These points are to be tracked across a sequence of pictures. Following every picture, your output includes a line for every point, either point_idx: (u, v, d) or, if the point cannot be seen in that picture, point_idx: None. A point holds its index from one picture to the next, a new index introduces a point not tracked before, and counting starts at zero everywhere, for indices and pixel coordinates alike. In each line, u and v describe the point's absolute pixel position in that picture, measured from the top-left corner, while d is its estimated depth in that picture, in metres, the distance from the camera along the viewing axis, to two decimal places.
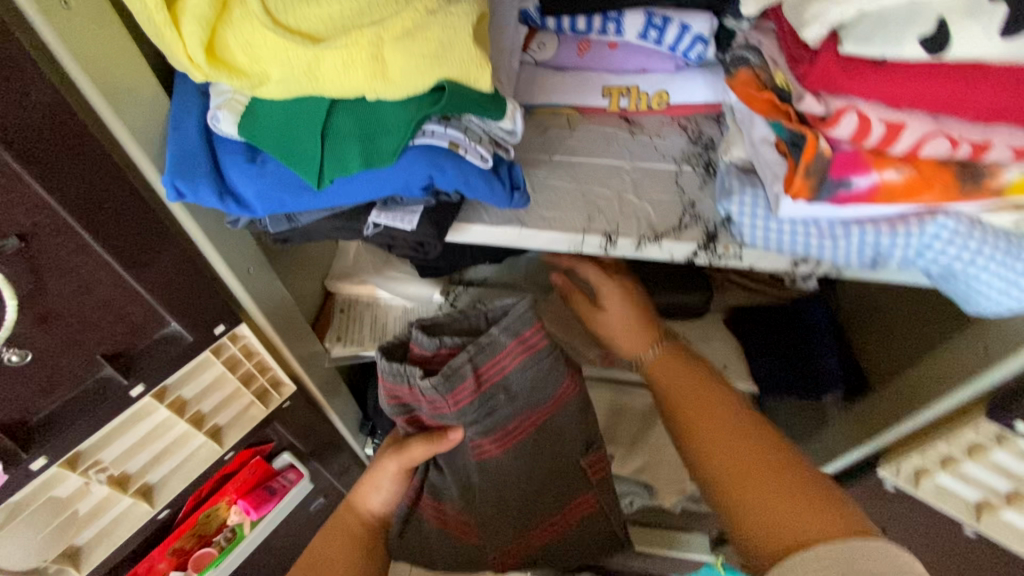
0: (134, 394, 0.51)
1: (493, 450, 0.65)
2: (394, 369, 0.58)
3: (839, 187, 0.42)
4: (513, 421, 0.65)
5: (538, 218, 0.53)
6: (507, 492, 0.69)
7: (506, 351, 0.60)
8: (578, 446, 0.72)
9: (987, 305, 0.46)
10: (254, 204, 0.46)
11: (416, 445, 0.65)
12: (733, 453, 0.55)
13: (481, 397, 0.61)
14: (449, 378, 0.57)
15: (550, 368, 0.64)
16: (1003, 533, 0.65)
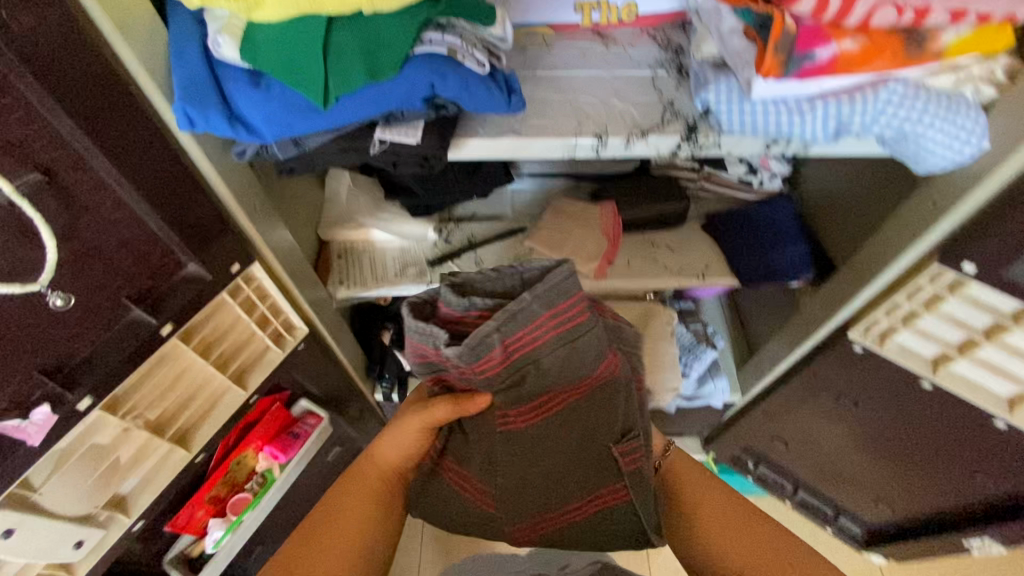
0: (164, 333, 0.53)
1: (526, 418, 0.61)
2: (420, 329, 0.56)
3: (804, 60, 0.47)
4: (542, 396, 0.61)
5: (532, 127, 0.56)
6: (533, 465, 0.61)
7: (539, 321, 0.57)
8: (612, 428, 0.62)
9: (934, 161, 0.53)
10: (262, 128, 0.47)
11: (442, 403, 0.62)
12: None
13: (510, 368, 0.58)
14: (475, 347, 0.54)
15: (587, 346, 0.61)
16: (965, 388, 0.68)
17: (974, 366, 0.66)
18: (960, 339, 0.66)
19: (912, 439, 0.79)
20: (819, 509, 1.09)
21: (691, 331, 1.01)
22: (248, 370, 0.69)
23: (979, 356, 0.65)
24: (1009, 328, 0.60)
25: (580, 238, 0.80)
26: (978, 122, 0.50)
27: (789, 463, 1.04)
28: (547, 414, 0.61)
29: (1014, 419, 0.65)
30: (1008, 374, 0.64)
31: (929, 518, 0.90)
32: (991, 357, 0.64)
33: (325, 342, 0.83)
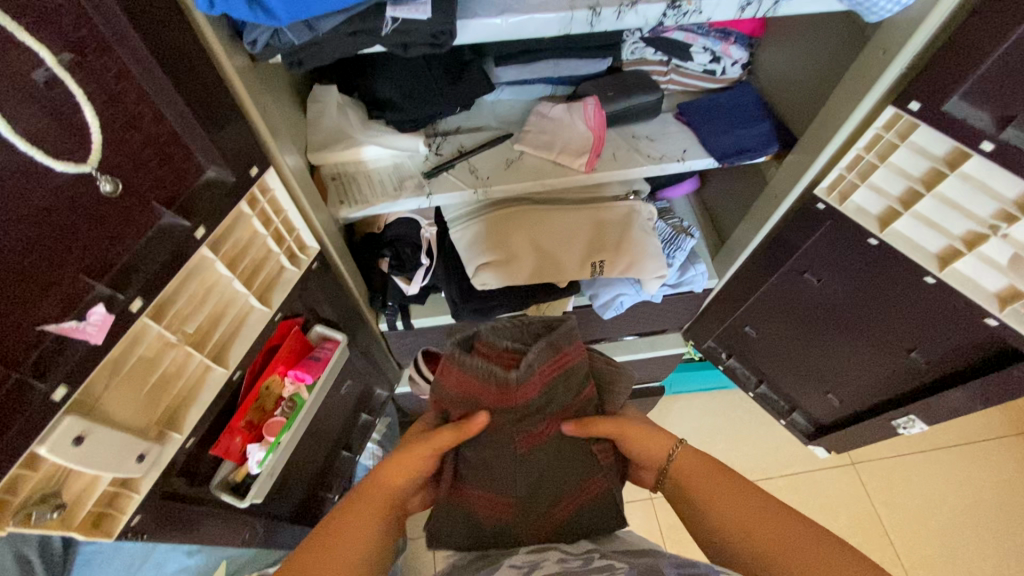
0: (198, 236, 0.54)
1: (535, 437, 0.58)
2: (467, 364, 0.56)
3: None
4: (542, 421, 0.58)
5: (527, 5, 0.59)
6: (532, 475, 0.59)
7: (569, 350, 0.59)
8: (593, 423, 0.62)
9: (885, 6, 0.60)
10: (277, 10, 0.47)
11: (448, 430, 0.57)
12: (748, 517, 0.51)
13: (546, 389, 0.57)
14: (527, 368, 0.55)
15: (580, 367, 0.60)
16: (904, 242, 0.72)
17: (912, 220, 0.71)
18: (901, 191, 0.71)
19: (855, 316, 0.85)
20: (777, 403, 1.17)
21: (670, 225, 1.06)
22: (269, 289, 0.70)
23: (916, 209, 0.70)
24: (944, 173, 0.65)
25: (566, 137, 0.85)
26: None
27: (755, 354, 1.11)
28: (551, 431, 0.59)
29: (941, 272, 0.69)
30: (942, 229, 0.68)
31: (868, 404, 0.98)
32: (926, 209, 0.69)
33: (332, 266, 0.84)
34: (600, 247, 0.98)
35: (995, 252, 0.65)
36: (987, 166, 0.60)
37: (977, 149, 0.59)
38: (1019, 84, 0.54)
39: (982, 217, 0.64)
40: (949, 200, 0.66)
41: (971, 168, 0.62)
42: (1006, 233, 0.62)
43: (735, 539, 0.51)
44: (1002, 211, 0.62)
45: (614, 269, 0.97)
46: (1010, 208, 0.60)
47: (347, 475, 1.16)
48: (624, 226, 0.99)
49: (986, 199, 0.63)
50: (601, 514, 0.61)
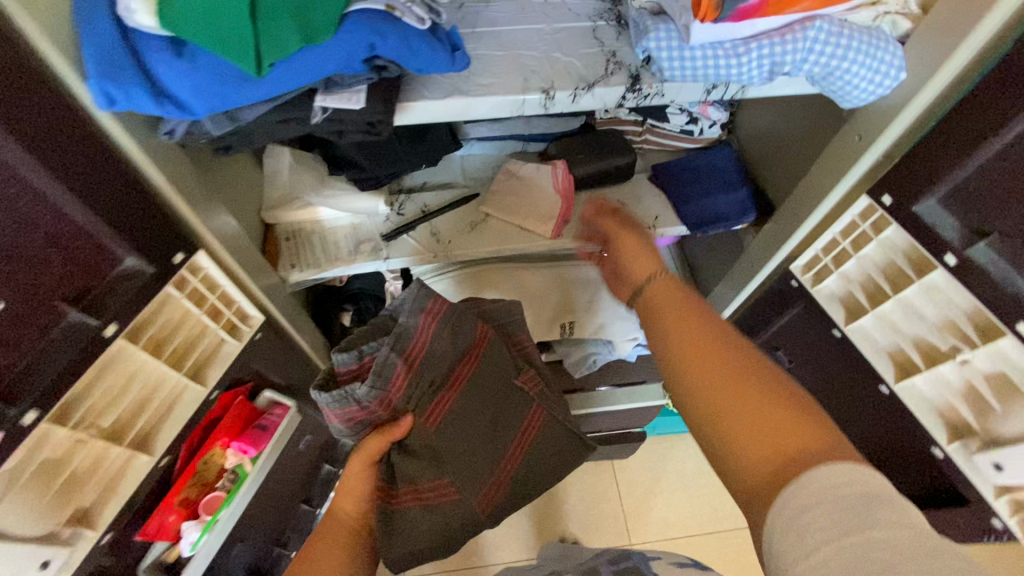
0: (108, 334, 0.50)
1: (441, 406, 0.66)
2: (335, 396, 0.61)
3: (738, 3, 0.49)
4: (448, 378, 0.67)
5: (476, 86, 0.55)
6: (466, 435, 0.66)
7: (421, 330, 0.65)
8: (509, 364, 0.72)
9: (857, 95, 0.56)
10: (192, 104, 0.44)
11: (372, 439, 0.61)
12: (706, 374, 0.46)
13: (417, 375, 0.64)
14: (381, 374, 0.61)
15: (463, 315, 0.69)
16: (868, 345, 0.67)
17: (878, 322, 0.66)
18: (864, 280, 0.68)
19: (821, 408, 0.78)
20: None
21: (644, 283, 1.03)
22: (205, 365, 0.66)
23: (882, 311, 0.65)
24: (909, 278, 0.61)
25: (532, 201, 0.81)
26: (896, 55, 0.54)
27: None
28: (458, 389, 0.67)
29: (897, 383, 0.63)
30: (904, 342, 0.63)
31: None
32: (890, 314, 0.64)
33: (283, 330, 0.80)
34: (570, 308, 0.94)
35: (953, 378, 0.59)
36: (950, 282, 0.56)
37: (941, 261, 0.56)
38: (997, 193, 0.50)
39: (943, 338, 0.59)
40: (913, 311, 0.61)
41: (936, 282, 0.58)
42: (967, 360, 0.56)
43: (702, 405, 0.46)
44: (956, 326, 0.57)
45: (584, 330, 0.94)
46: (971, 333, 0.55)
47: (307, 529, 1.12)
48: (594, 288, 0.95)
49: (951, 324, 0.58)
50: (545, 442, 0.73)
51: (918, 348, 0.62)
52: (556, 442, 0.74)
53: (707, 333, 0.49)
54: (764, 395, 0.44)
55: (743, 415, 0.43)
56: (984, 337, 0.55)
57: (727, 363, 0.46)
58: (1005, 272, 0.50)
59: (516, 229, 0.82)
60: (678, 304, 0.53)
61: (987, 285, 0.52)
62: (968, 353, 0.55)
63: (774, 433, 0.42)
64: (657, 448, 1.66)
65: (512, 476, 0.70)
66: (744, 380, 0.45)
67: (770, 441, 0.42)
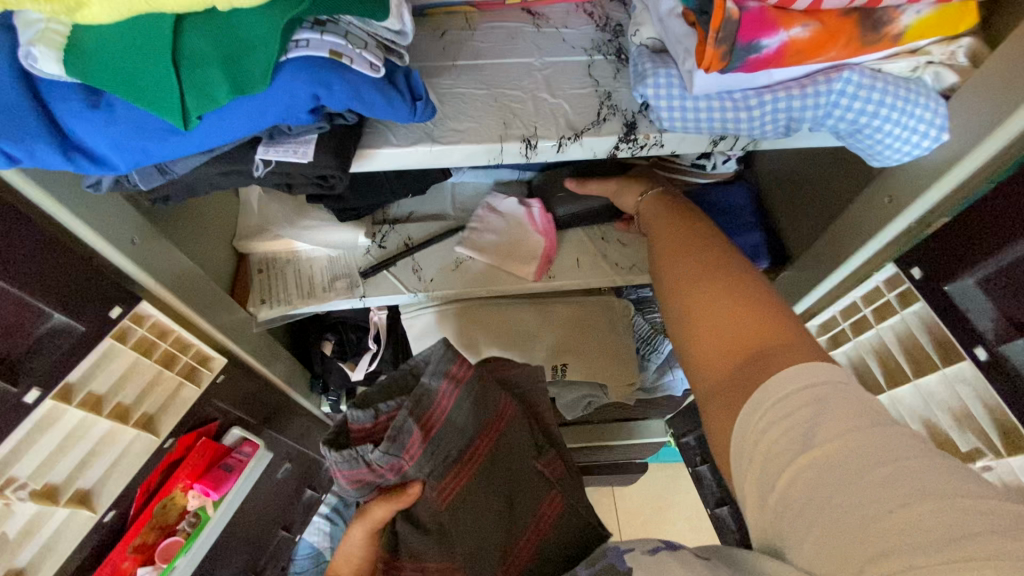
0: (30, 399, 0.45)
1: (459, 482, 0.59)
2: (345, 456, 0.52)
3: (749, 53, 0.41)
4: (467, 450, 0.60)
5: (449, 132, 0.49)
6: (480, 517, 0.59)
7: (443, 395, 0.57)
8: (528, 440, 0.67)
9: (889, 154, 0.49)
10: (113, 159, 0.39)
11: (379, 504, 0.55)
12: (696, 278, 0.50)
13: (433, 445, 0.57)
14: (396, 439, 0.52)
15: (488, 389, 0.63)
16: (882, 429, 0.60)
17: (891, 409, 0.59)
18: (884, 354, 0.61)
19: None
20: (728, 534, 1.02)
21: (649, 322, 0.96)
22: (159, 414, 0.62)
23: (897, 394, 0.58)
24: (932, 363, 0.53)
25: (512, 241, 0.75)
26: (938, 112, 0.46)
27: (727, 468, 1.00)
28: (477, 462, 0.61)
29: None
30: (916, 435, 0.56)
31: None
32: (904, 403, 0.57)
33: (253, 366, 0.76)
34: (564, 349, 0.87)
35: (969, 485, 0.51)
36: (979, 377, 0.49)
37: (970, 353, 0.49)
38: None
39: (962, 438, 0.51)
40: (931, 402, 0.54)
41: (962, 374, 0.51)
42: (988, 466, 0.49)
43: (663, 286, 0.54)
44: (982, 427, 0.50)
45: (578, 371, 0.88)
46: (995, 439, 0.48)
47: (285, 556, 1.08)
48: (590, 328, 0.88)
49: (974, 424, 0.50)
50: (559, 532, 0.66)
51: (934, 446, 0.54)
52: (571, 525, 0.68)
53: (702, 246, 0.54)
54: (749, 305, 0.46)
55: (720, 311, 0.47)
56: (1009, 445, 0.47)
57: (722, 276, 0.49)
58: None
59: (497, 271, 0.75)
60: (669, 219, 0.60)
61: None
62: (991, 460, 0.48)
63: (739, 318, 0.46)
64: (659, 477, 1.59)
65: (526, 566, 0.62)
66: (726, 286, 0.48)
67: (734, 323, 0.46)
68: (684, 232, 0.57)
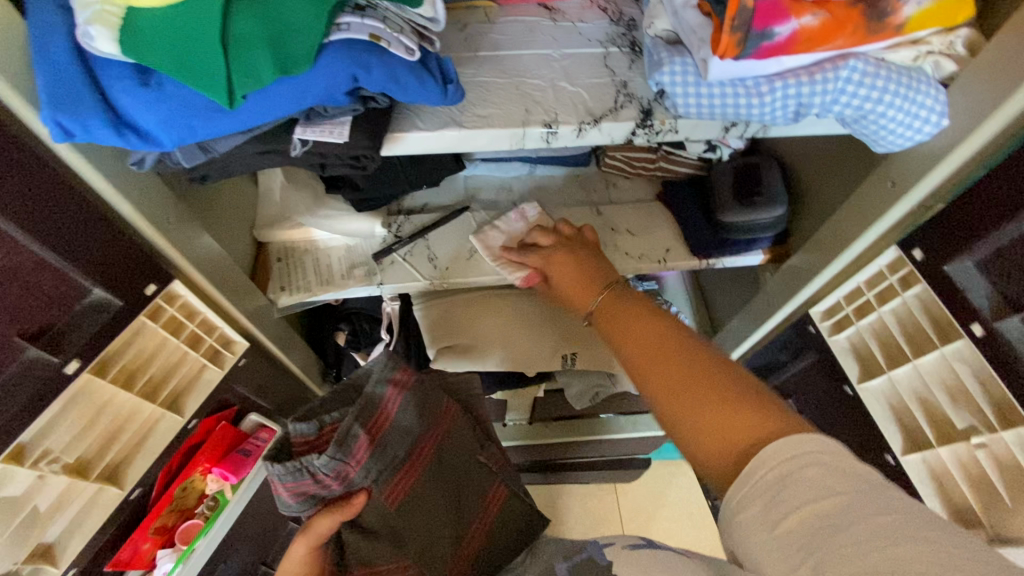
0: (70, 371, 0.47)
1: (405, 484, 0.62)
2: (289, 468, 0.55)
3: (762, 39, 0.43)
4: (411, 451, 0.64)
5: (474, 117, 0.51)
6: (429, 512, 0.63)
7: (387, 400, 0.62)
8: (472, 441, 0.71)
9: (891, 140, 0.51)
10: (159, 135, 0.42)
11: (322, 516, 0.57)
12: (673, 367, 0.45)
13: (378, 447, 0.60)
14: (343, 444, 0.56)
15: (428, 390, 0.67)
16: (881, 409, 0.63)
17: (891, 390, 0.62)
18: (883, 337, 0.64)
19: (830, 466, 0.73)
20: None
21: None
22: (185, 393, 0.64)
23: (896, 374, 0.61)
24: (931, 342, 0.57)
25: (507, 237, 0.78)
26: (938, 99, 0.49)
27: None
28: (421, 467, 0.64)
29: (905, 456, 0.60)
30: (915, 415, 0.59)
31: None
32: (904, 384, 0.60)
33: (270, 353, 0.77)
34: (570, 338, 0.89)
35: (964, 459, 0.54)
36: (975, 355, 0.52)
37: (967, 330, 0.52)
38: None
39: (958, 416, 0.55)
40: (929, 382, 0.57)
41: (960, 353, 0.54)
42: (983, 443, 0.52)
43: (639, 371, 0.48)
44: (975, 405, 0.53)
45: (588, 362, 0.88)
46: (990, 415, 0.51)
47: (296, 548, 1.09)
48: None
49: (971, 402, 0.53)
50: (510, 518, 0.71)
51: (930, 424, 0.58)
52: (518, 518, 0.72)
53: (667, 332, 0.49)
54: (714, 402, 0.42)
55: (710, 409, 0.42)
56: (1001, 417, 0.50)
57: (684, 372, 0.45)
58: None
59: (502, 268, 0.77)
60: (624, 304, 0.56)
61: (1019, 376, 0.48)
62: (985, 437, 0.51)
63: (726, 417, 0.41)
64: (660, 473, 1.61)
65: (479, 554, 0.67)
66: (701, 388, 0.43)
67: (723, 424, 0.41)
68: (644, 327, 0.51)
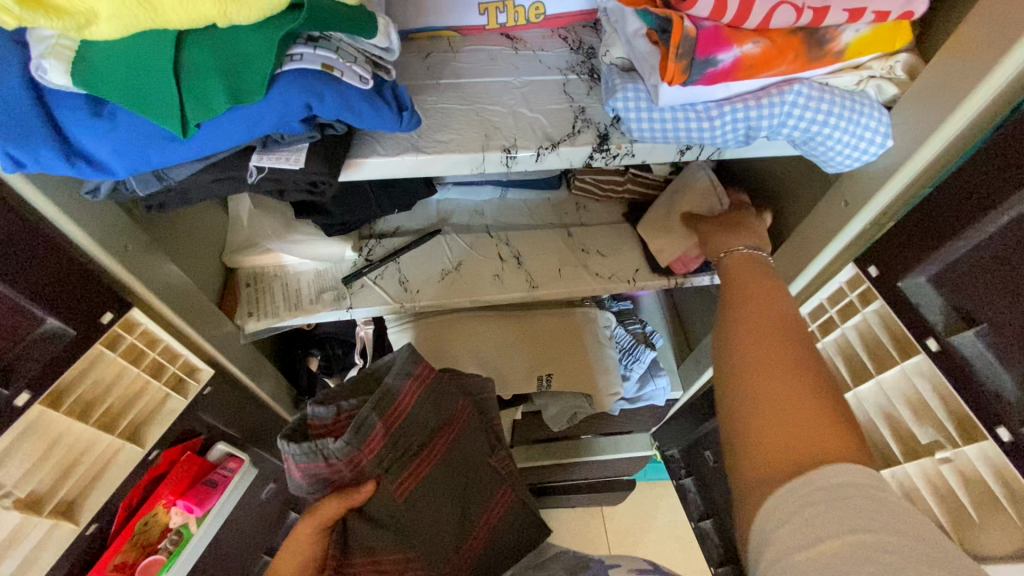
0: (20, 403, 0.46)
1: (416, 475, 0.61)
2: (304, 449, 0.56)
3: (707, 66, 0.44)
4: (425, 443, 0.63)
5: (433, 143, 0.52)
6: (437, 511, 0.62)
7: (406, 393, 0.62)
8: (484, 445, 0.70)
9: (841, 161, 0.53)
10: (112, 163, 0.42)
11: (331, 499, 0.56)
12: (775, 360, 0.49)
13: (393, 438, 0.60)
14: (359, 431, 0.57)
15: (445, 388, 0.66)
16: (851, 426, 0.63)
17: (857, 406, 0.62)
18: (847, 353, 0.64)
19: None
20: (710, 548, 1.04)
21: (630, 333, 0.99)
22: (146, 423, 0.62)
23: (861, 390, 0.61)
24: (892, 358, 0.57)
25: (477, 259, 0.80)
26: (881, 122, 0.50)
27: (710, 480, 1.01)
28: (433, 461, 0.63)
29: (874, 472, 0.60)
30: (880, 430, 0.59)
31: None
32: (868, 400, 0.60)
33: (238, 379, 0.76)
34: (546, 359, 0.89)
35: (930, 475, 0.54)
36: (933, 370, 0.53)
37: (923, 344, 0.53)
38: (1001, 276, 0.46)
39: (922, 431, 0.55)
40: (892, 397, 0.58)
41: (920, 368, 0.54)
42: (948, 458, 0.52)
43: (745, 342, 0.52)
44: (937, 420, 0.53)
45: (564, 383, 0.88)
46: (951, 430, 0.52)
47: None
48: (571, 338, 0.90)
49: (933, 417, 0.54)
50: (505, 526, 0.73)
51: (896, 440, 0.58)
52: (515, 525, 0.74)
53: (783, 328, 0.52)
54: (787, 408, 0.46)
55: (796, 411, 0.45)
56: (962, 432, 0.51)
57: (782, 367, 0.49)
58: (993, 368, 0.48)
59: (473, 290, 0.77)
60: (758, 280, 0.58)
61: (973, 388, 0.49)
62: (949, 451, 0.52)
63: (806, 429, 0.44)
64: (646, 495, 1.59)
65: (475, 557, 0.67)
66: (796, 389, 0.46)
67: (800, 432, 0.44)
68: (764, 313, 0.54)
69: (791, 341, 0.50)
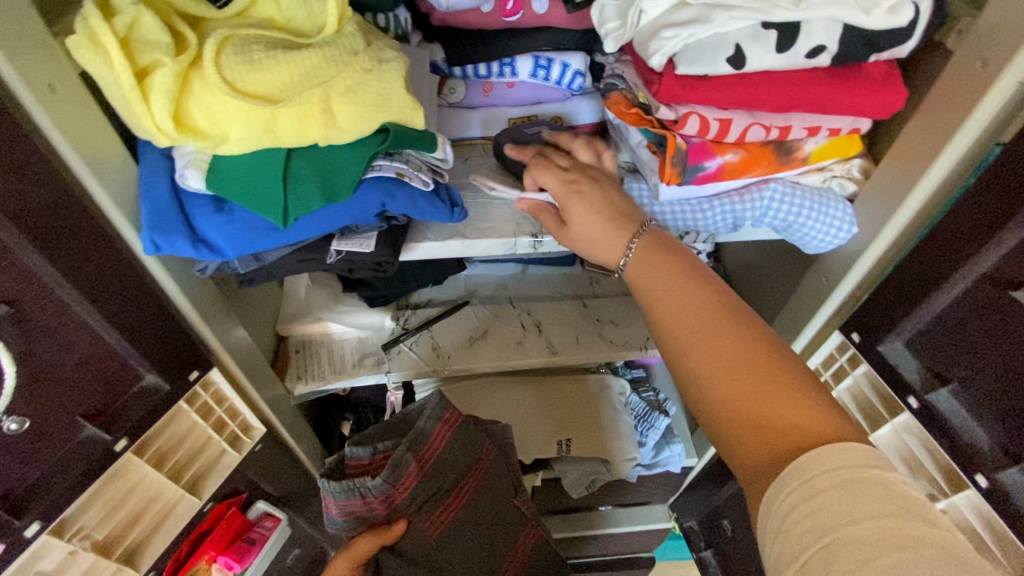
0: (117, 448, 0.54)
1: (446, 516, 0.68)
2: (343, 486, 0.64)
3: (697, 171, 0.57)
4: (453, 486, 0.69)
5: (475, 230, 0.63)
6: (465, 548, 0.69)
7: (436, 435, 0.68)
8: (509, 488, 0.76)
9: (818, 243, 0.62)
10: (224, 248, 0.53)
11: (366, 537, 0.63)
12: (722, 377, 0.47)
13: (426, 477, 0.67)
14: (395, 469, 0.63)
15: (473, 433, 0.72)
16: None
17: None
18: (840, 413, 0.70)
19: None
20: None
21: (644, 400, 1.04)
22: (204, 477, 0.68)
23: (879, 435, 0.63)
24: (882, 417, 0.63)
25: (501, 329, 0.89)
26: (847, 212, 0.61)
27: (730, 550, 1.02)
28: (458, 502, 0.69)
29: None
30: None
31: None
32: None
33: (282, 439, 0.83)
34: (565, 425, 0.95)
35: None
36: (919, 426, 0.59)
37: (905, 403, 0.60)
38: (960, 340, 0.54)
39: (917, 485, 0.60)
40: (887, 454, 0.63)
41: (907, 425, 0.60)
42: (942, 510, 0.57)
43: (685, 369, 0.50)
44: (930, 473, 0.59)
45: (583, 448, 0.93)
46: (941, 481, 0.57)
47: None
48: (590, 405, 0.96)
49: (925, 472, 0.59)
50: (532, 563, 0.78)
51: None
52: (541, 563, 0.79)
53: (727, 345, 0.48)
54: (755, 399, 0.45)
55: (764, 408, 0.45)
56: (951, 483, 0.56)
57: (756, 378, 0.46)
58: (966, 422, 0.54)
59: (498, 354, 0.85)
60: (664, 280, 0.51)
61: (949, 437, 0.56)
62: (943, 503, 0.57)
63: (780, 421, 0.44)
64: (667, 574, 1.55)
65: None
66: (770, 387, 0.45)
67: (775, 426, 0.44)
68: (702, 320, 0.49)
69: (741, 349, 0.47)
